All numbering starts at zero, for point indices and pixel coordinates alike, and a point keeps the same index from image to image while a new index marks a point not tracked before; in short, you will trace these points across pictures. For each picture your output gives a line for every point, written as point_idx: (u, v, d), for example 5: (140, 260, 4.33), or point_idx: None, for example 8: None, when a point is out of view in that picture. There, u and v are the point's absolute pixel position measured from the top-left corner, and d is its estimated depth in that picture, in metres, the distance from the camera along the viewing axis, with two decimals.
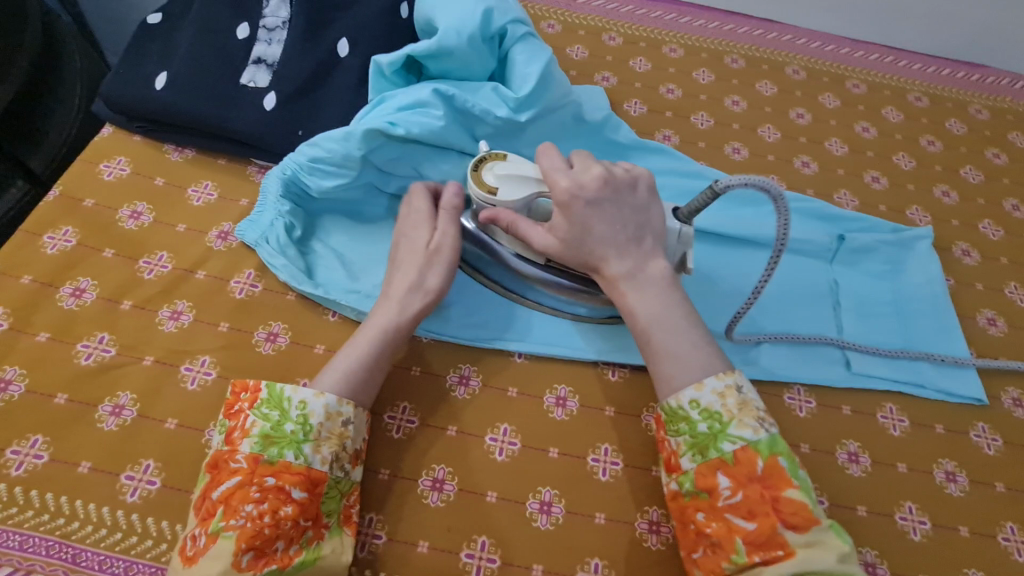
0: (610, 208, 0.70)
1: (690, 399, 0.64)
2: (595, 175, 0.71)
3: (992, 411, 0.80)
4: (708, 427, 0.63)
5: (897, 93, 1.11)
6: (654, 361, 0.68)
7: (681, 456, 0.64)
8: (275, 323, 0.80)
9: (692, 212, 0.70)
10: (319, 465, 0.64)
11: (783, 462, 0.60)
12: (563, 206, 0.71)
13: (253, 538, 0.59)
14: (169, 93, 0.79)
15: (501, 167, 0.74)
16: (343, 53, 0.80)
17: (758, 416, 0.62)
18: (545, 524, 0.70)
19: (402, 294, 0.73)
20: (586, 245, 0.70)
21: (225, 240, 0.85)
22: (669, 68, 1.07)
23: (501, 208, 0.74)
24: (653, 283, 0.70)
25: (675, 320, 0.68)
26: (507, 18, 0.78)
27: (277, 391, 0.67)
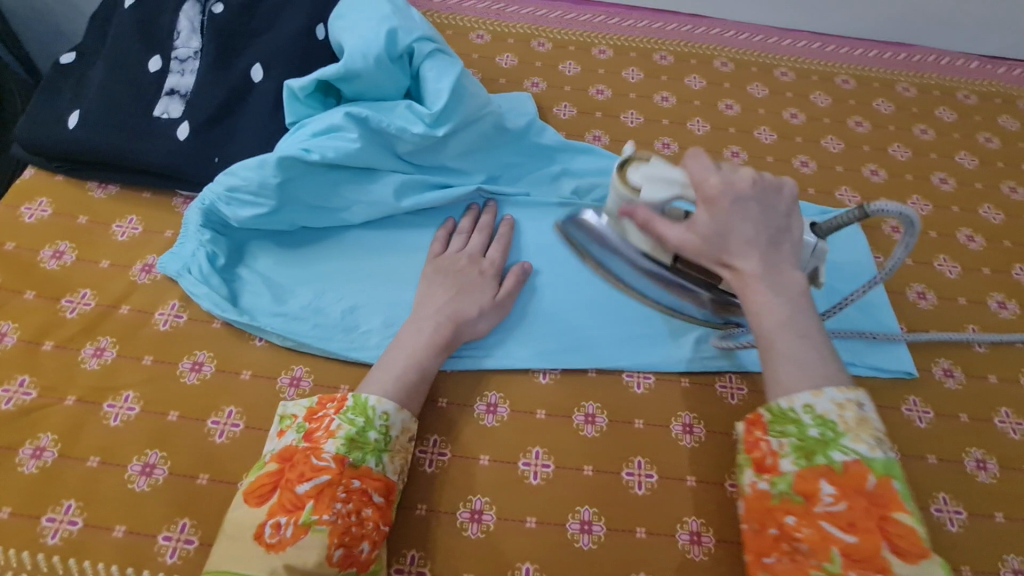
0: (757, 210, 0.57)
1: (806, 404, 0.51)
2: (747, 175, 0.58)
3: (924, 383, 0.72)
4: (819, 433, 0.50)
5: (825, 77, 1.06)
6: (769, 362, 0.53)
7: (782, 457, 0.51)
8: (128, 391, 0.62)
9: (835, 227, 0.60)
10: (393, 472, 0.56)
11: (899, 486, 0.48)
12: (708, 199, 0.57)
13: (343, 535, 0.51)
14: (82, 130, 0.71)
15: (647, 168, 0.64)
16: (257, 78, 0.74)
17: (876, 434, 0.50)
18: (476, 533, 0.58)
19: (438, 322, 0.64)
20: (725, 243, 0.56)
21: (92, 289, 0.69)
22: (598, 70, 1.02)
23: (640, 207, 0.62)
24: (795, 292, 0.54)
25: (810, 331, 0.53)
26: (413, 36, 0.70)
27: (362, 397, 0.58)
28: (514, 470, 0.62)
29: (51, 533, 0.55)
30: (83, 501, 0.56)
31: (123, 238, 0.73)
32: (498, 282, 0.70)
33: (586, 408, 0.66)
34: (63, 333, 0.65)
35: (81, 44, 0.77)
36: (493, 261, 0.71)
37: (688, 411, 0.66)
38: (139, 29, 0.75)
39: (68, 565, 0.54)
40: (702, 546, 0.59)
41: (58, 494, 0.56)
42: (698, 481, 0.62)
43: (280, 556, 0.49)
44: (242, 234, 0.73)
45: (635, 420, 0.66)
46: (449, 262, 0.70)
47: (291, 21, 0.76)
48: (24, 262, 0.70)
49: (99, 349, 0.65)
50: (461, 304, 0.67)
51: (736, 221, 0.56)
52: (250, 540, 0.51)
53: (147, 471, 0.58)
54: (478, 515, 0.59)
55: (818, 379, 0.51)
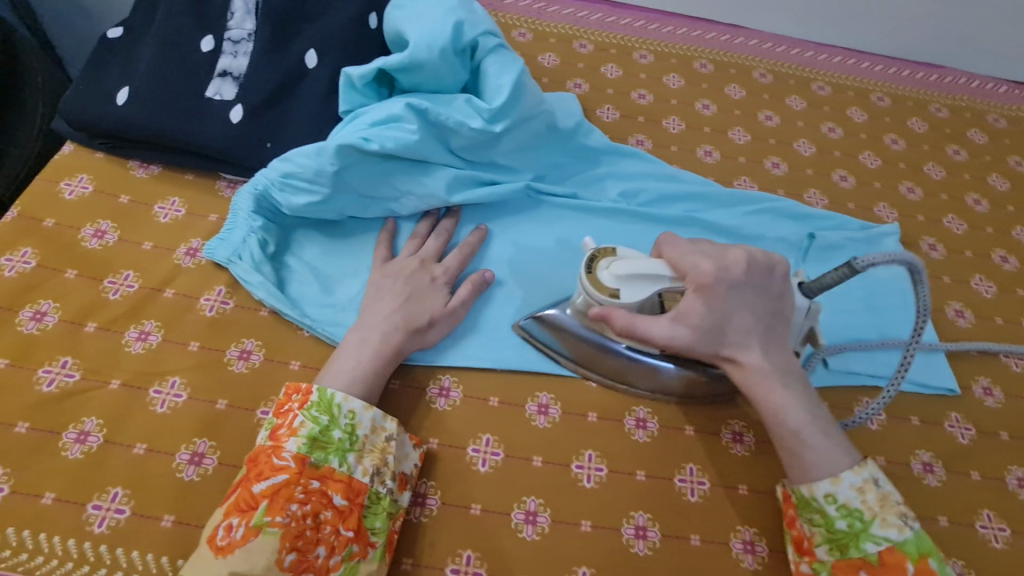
0: (750, 295, 0.59)
1: (825, 493, 0.55)
2: (736, 256, 0.59)
3: (965, 401, 0.72)
4: (848, 525, 0.54)
5: (860, 94, 1.07)
6: (783, 451, 0.57)
7: (817, 546, 0.55)
8: (174, 377, 0.61)
9: (825, 287, 0.59)
10: (361, 475, 0.55)
11: (934, 564, 0.52)
12: (701, 289, 0.58)
13: (296, 538, 0.50)
14: (131, 107, 0.69)
15: (620, 264, 0.59)
16: (311, 63, 0.72)
17: (901, 512, 0.53)
18: (530, 535, 0.58)
19: (389, 322, 0.62)
20: (723, 339, 0.58)
21: (135, 271, 0.67)
22: (640, 74, 1.02)
23: (618, 310, 0.59)
24: (798, 382, 0.58)
25: (820, 420, 0.57)
26: (477, 29, 0.70)
27: (327, 393, 0.57)
28: (567, 473, 0.61)
29: (98, 521, 0.53)
30: (130, 489, 0.55)
31: (165, 219, 0.71)
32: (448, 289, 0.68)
33: (636, 412, 0.66)
34: (106, 315, 0.64)
35: (128, 19, 0.75)
36: (445, 267, 0.69)
37: (738, 420, 0.66)
38: (190, 6, 0.74)
39: (116, 554, 0.52)
40: (756, 555, 0.59)
41: (104, 480, 0.55)
42: (749, 490, 0.62)
43: (228, 559, 0.49)
44: (290, 221, 0.71)
45: (686, 426, 0.65)
46: (398, 269, 0.67)
47: (346, 7, 0.75)
48: (65, 240, 0.68)
49: (143, 333, 0.63)
50: (415, 318, 0.64)
51: (732, 309, 0.58)
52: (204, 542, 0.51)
53: (196, 460, 0.57)
54: (533, 517, 0.59)
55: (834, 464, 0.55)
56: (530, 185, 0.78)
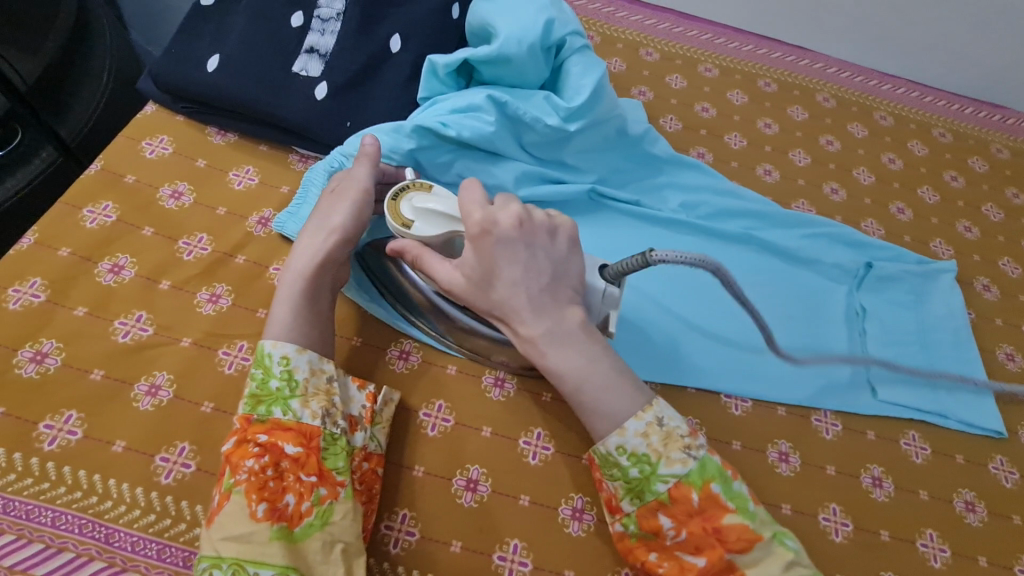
0: (524, 253, 0.55)
1: (616, 445, 0.54)
2: (512, 213, 0.56)
3: (1011, 444, 0.72)
4: (638, 471, 0.53)
5: (922, 127, 1.07)
6: (580, 416, 0.57)
7: (620, 499, 0.55)
8: (242, 341, 0.62)
9: (622, 273, 0.57)
10: (309, 419, 0.54)
11: (718, 487, 0.53)
12: (473, 244, 0.55)
13: (261, 490, 0.50)
14: (220, 75, 0.70)
15: (422, 198, 0.60)
16: (395, 48, 0.74)
17: (684, 447, 0.54)
18: (576, 531, 0.59)
19: (307, 236, 0.61)
20: (497, 298, 0.56)
21: (209, 234, 0.68)
22: (704, 88, 1.02)
23: (410, 242, 0.59)
24: (577, 339, 0.56)
25: (605, 379, 0.55)
26: (566, 30, 0.71)
27: (259, 347, 0.57)
28: None
29: (165, 472, 0.55)
30: (197, 445, 0.56)
31: (240, 186, 0.73)
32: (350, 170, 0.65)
33: None
34: (179, 274, 0.65)
35: None
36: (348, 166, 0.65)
37: (784, 441, 0.68)
38: None
39: (181, 507, 0.53)
40: None
41: (172, 434, 0.56)
42: (793, 510, 0.64)
43: (211, 527, 0.50)
44: None
45: (733, 441, 0.67)
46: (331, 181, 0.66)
47: None
48: (144, 197, 0.69)
49: (214, 295, 0.65)
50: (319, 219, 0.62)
51: (504, 267, 0.55)
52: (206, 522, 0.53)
53: None
54: (579, 514, 0.60)
55: (616, 419, 0.54)
56: (593, 188, 0.78)
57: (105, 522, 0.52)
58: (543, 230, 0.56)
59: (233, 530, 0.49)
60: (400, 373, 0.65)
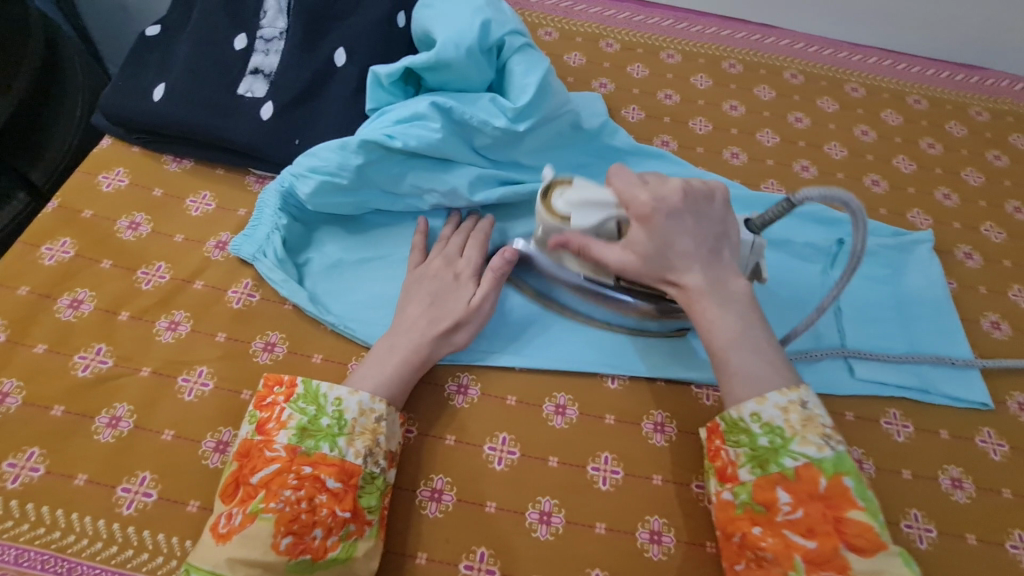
0: (692, 220, 0.58)
1: (751, 411, 0.54)
2: (674, 186, 0.59)
3: (998, 415, 0.70)
4: (769, 441, 0.54)
5: (896, 96, 1.04)
6: (724, 383, 0.57)
7: (740, 466, 0.55)
8: (201, 366, 0.62)
9: (768, 222, 0.60)
10: (353, 457, 0.55)
11: (851, 481, 0.52)
12: (642, 217, 0.58)
13: (290, 522, 0.51)
14: (167, 104, 0.71)
15: (572, 192, 0.63)
16: (339, 62, 0.74)
17: (823, 433, 0.53)
18: (544, 535, 0.58)
19: (431, 339, 0.62)
20: (665, 263, 0.58)
21: (167, 262, 0.69)
22: (667, 74, 1.01)
23: (573, 234, 0.61)
24: (738, 304, 0.57)
25: (759, 343, 0.57)
26: (505, 29, 0.70)
27: (314, 385, 0.58)
28: (583, 474, 0.61)
29: (126, 503, 0.55)
30: (157, 474, 0.56)
31: (197, 213, 0.73)
32: (476, 284, 0.66)
33: (655, 416, 0.65)
34: (138, 304, 0.66)
35: (166, 17, 0.77)
36: (469, 262, 0.68)
37: None
38: (224, 5, 0.75)
39: (143, 536, 0.54)
40: None
41: (133, 464, 0.57)
42: None
43: (226, 545, 0.50)
44: (314, 218, 0.72)
45: None
46: (436, 267, 0.67)
47: (375, 7, 0.76)
48: (101, 231, 0.70)
49: (173, 323, 0.65)
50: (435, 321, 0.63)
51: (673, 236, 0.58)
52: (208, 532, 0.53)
53: (221, 448, 0.58)
54: (547, 517, 0.59)
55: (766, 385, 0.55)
56: None
57: (68, 556, 0.52)
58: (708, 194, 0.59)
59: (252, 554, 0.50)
60: None
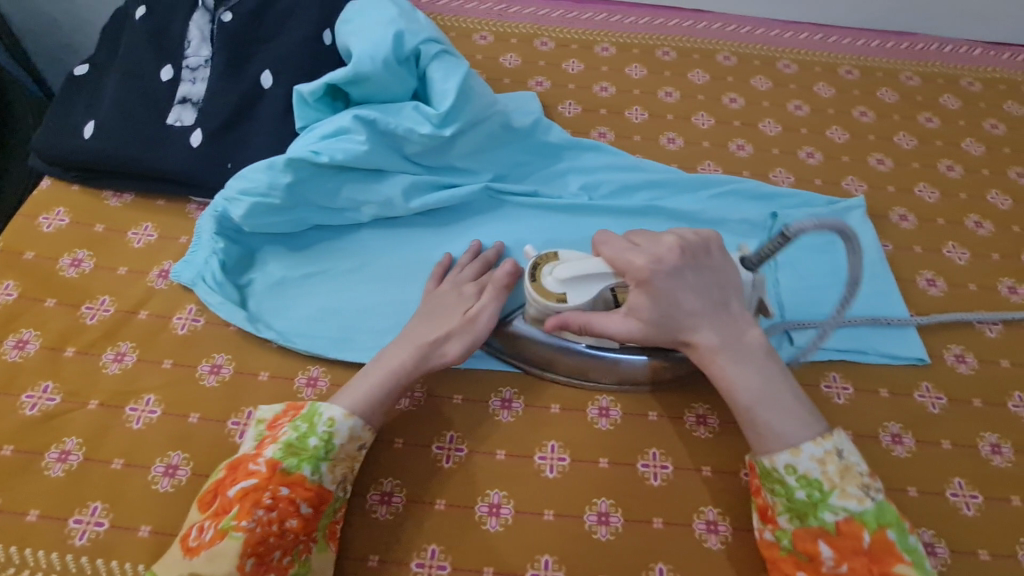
0: (692, 277, 0.59)
1: (786, 463, 0.54)
2: (669, 245, 0.60)
3: (936, 369, 0.72)
4: (807, 495, 0.53)
5: (828, 68, 1.06)
6: (751, 440, 0.57)
7: (779, 514, 0.55)
8: (149, 395, 0.64)
9: (764, 258, 0.59)
10: (328, 484, 0.56)
11: (893, 533, 0.52)
12: (641, 282, 0.59)
13: (256, 544, 0.51)
14: (98, 140, 0.72)
15: (562, 267, 0.62)
16: (266, 84, 0.75)
17: (863, 483, 0.53)
18: (494, 527, 0.59)
19: (417, 348, 0.62)
20: (675, 325, 0.59)
21: (111, 295, 0.70)
22: (602, 67, 1.02)
23: (570, 313, 0.61)
24: (753, 355, 0.58)
25: (780, 393, 0.57)
26: (419, 38, 0.72)
27: (313, 403, 0.58)
28: (530, 464, 0.63)
29: (79, 534, 0.56)
30: (109, 503, 0.57)
31: (139, 244, 0.74)
32: (477, 297, 0.67)
33: (599, 401, 0.67)
34: (83, 339, 0.67)
35: (94, 56, 0.79)
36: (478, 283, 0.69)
37: (702, 403, 0.67)
38: (150, 40, 0.77)
39: (96, 565, 0.55)
40: (719, 535, 0.60)
41: (84, 496, 0.58)
42: (712, 471, 0.63)
43: (193, 558, 0.51)
44: (253, 239, 0.74)
45: (649, 412, 0.66)
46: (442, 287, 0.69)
47: (298, 28, 0.78)
48: (44, 271, 0.71)
49: (119, 354, 0.66)
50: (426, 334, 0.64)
51: (677, 297, 0.59)
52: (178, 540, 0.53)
53: (170, 472, 0.59)
54: (496, 509, 0.60)
55: (795, 436, 0.55)
56: (490, 185, 0.78)
57: None
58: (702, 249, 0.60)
59: (214, 571, 0.50)
60: (309, 401, 0.64)
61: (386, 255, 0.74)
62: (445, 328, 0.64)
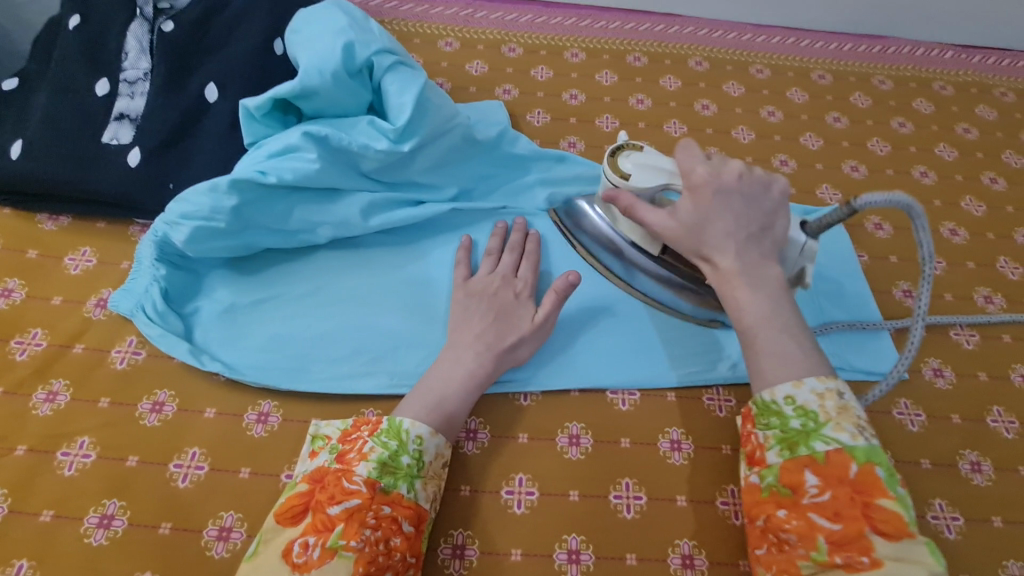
0: (740, 202, 0.56)
1: (786, 395, 0.51)
2: (735, 167, 0.57)
3: (914, 384, 0.70)
4: (801, 425, 0.50)
5: (801, 73, 1.05)
6: (749, 357, 0.54)
7: (768, 449, 0.51)
8: (83, 437, 0.59)
9: (825, 227, 0.56)
10: (424, 502, 0.54)
11: (882, 472, 0.48)
12: (692, 188, 0.57)
13: (369, 564, 0.48)
14: (27, 160, 0.67)
15: (638, 154, 0.63)
16: (211, 98, 0.71)
17: (858, 421, 0.50)
18: (458, 570, 0.56)
19: (494, 359, 0.61)
20: (703, 235, 0.56)
21: (43, 328, 0.65)
22: (571, 74, 0.99)
23: (626, 193, 0.60)
24: (771, 284, 0.54)
25: (789, 326, 0.53)
26: (371, 49, 0.68)
27: (396, 420, 0.56)
28: (496, 499, 0.59)
29: None
30: (36, 560, 0.53)
31: (75, 271, 0.69)
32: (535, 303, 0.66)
33: (570, 429, 0.63)
34: (11, 377, 0.62)
35: (26, 70, 0.74)
36: (525, 280, 0.68)
37: (676, 427, 0.64)
38: (85, 52, 0.72)
39: None
40: (696, 570, 0.57)
41: (8, 553, 0.53)
42: (688, 501, 0.60)
43: None
44: (199, 263, 0.69)
45: (622, 439, 0.63)
46: (482, 286, 0.67)
47: (246, 37, 0.73)
48: None
49: (51, 393, 0.61)
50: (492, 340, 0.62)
51: (716, 211, 0.55)
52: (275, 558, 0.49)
53: (105, 523, 0.55)
54: (461, 551, 0.57)
55: (797, 368, 0.52)
56: (453, 202, 0.75)
57: None
58: (764, 183, 0.56)
59: None
60: (258, 439, 0.60)
61: (339, 279, 0.70)
62: (518, 335, 0.63)
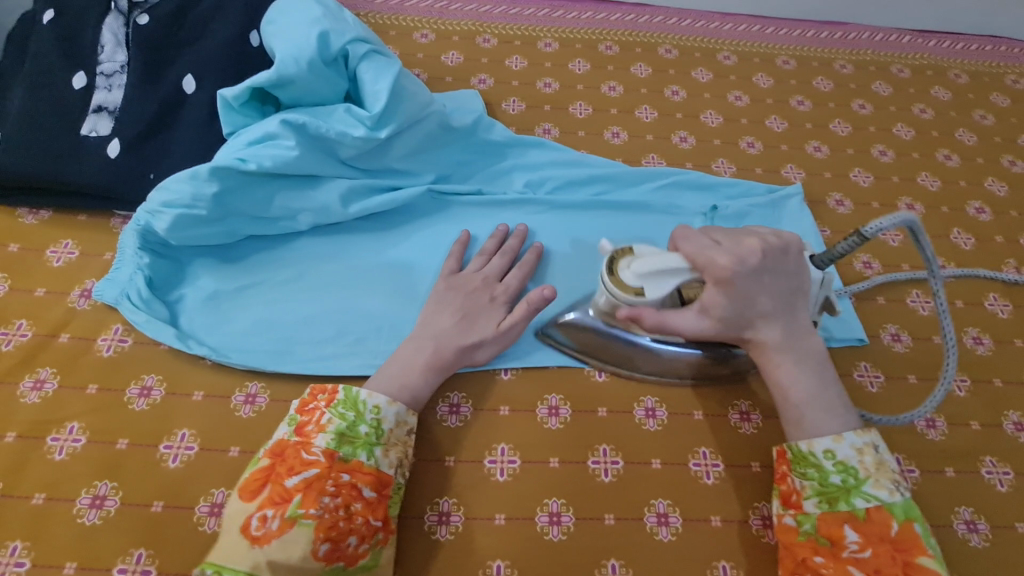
0: (769, 278, 0.57)
1: (825, 449, 0.55)
2: (751, 244, 0.57)
3: (873, 349, 0.74)
4: (841, 479, 0.54)
5: (766, 59, 1.08)
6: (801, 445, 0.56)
7: (806, 498, 0.55)
8: (72, 423, 0.60)
9: (835, 256, 0.56)
10: (387, 468, 0.56)
11: (919, 527, 0.52)
12: (719, 280, 0.56)
13: (329, 529, 0.51)
14: (5, 154, 0.68)
15: (641, 262, 0.56)
16: (189, 89, 0.72)
17: (894, 478, 0.54)
18: (443, 536, 0.58)
19: (456, 351, 0.63)
20: (743, 322, 0.57)
21: (28, 319, 0.66)
22: (545, 63, 1.02)
23: (645, 308, 0.57)
24: (814, 359, 0.57)
25: (831, 401, 0.56)
26: (345, 37, 0.69)
27: (353, 390, 0.58)
28: (479, 468, 0.62)
29: None
30: (30, 540, 0.54)
31: (58, 263, 0.69)
32: (507, 309, 0.68)
33: (549, 400, 0.66)
34: None
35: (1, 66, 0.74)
36: (506, 286, 0.69)
37: (650, 396, 0.67)
38: (60, 46, 0.73)
39: None
40: (670, 526, 0.60)
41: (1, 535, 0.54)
42: (662, 463, 0.63)
43: (264, 548, 0.50)
44: (182, 252, 0.70)
45: (599, 408, 0.66)
46: (463, 281, 0.69)
47: (222, 30, 0.75)
48: None
49: (38, 382, 0.62)
50: (461, 327, 0.65)
51: (750, 296, 0.56)
52: (235, 531, 0.52)
53: (97, 503, 0.56)
54: (446, 517, 0.59)
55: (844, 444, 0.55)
56: (431, 186, 0.77)
57: None
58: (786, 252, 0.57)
59: (291, 560, 0.50)
60: (246, 419, 0.62)
61: (320, 263, 0.71)
62: (480, 337, 0.65)
